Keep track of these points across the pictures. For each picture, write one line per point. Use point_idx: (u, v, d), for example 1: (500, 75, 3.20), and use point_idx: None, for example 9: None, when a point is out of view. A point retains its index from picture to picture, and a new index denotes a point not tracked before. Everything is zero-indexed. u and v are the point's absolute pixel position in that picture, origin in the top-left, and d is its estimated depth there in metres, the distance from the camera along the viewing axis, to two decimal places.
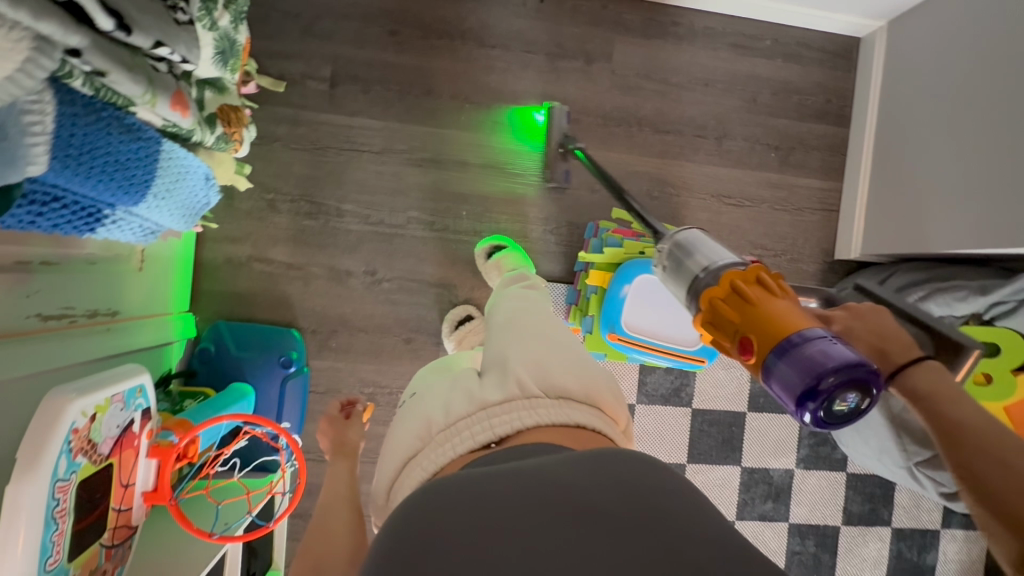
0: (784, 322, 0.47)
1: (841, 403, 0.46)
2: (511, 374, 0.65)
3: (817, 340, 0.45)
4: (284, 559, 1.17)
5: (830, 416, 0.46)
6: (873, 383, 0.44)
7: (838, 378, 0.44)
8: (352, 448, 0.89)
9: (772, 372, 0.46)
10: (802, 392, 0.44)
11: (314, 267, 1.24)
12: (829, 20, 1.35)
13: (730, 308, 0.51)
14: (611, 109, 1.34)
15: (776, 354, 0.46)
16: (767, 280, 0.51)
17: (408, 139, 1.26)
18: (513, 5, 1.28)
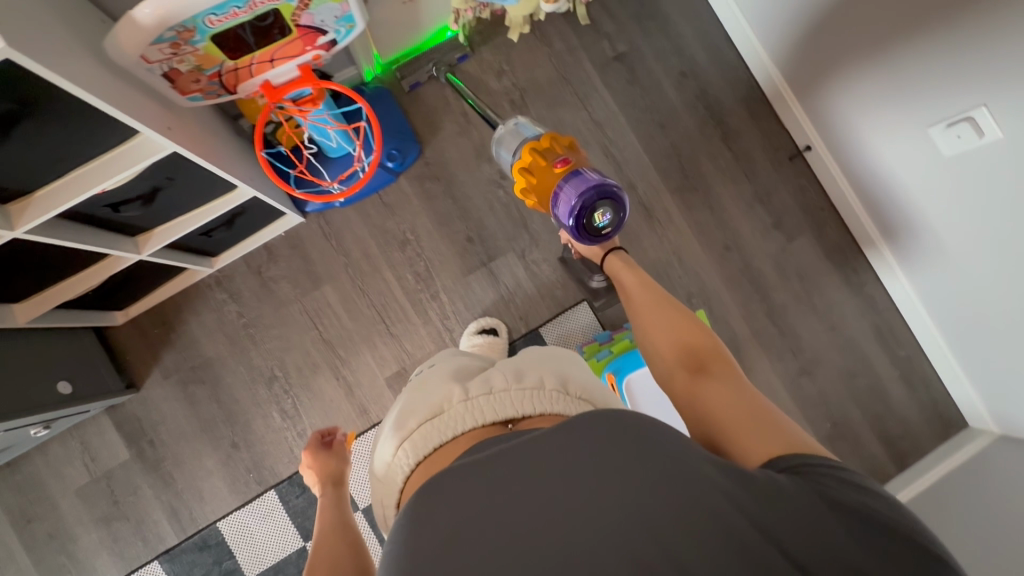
0: (570, 163, 0.89)
1: (601, 216, 0.87)
2: (531, 367, 0.68)
3: (573, 175, 0.87)
4: (226, 261, 1.24)
5: (592, 226, 0.88)
6: (611, 195, 0.85)
7: (589, 191, 0.84)
8: (337, 479, 0.95)
9: (557, 191, 0.87)
10: (574, 211, 0.85)
11: (475, 132, 1.35)
12: (961, 387, 1.38)
13: (539, 163, 0.90)
14: (756, 268, 1.41)
15: (559, 185, 0.87)
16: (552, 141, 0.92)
17: (618, 136, 1.40)
18: (768, 142, 1.42)
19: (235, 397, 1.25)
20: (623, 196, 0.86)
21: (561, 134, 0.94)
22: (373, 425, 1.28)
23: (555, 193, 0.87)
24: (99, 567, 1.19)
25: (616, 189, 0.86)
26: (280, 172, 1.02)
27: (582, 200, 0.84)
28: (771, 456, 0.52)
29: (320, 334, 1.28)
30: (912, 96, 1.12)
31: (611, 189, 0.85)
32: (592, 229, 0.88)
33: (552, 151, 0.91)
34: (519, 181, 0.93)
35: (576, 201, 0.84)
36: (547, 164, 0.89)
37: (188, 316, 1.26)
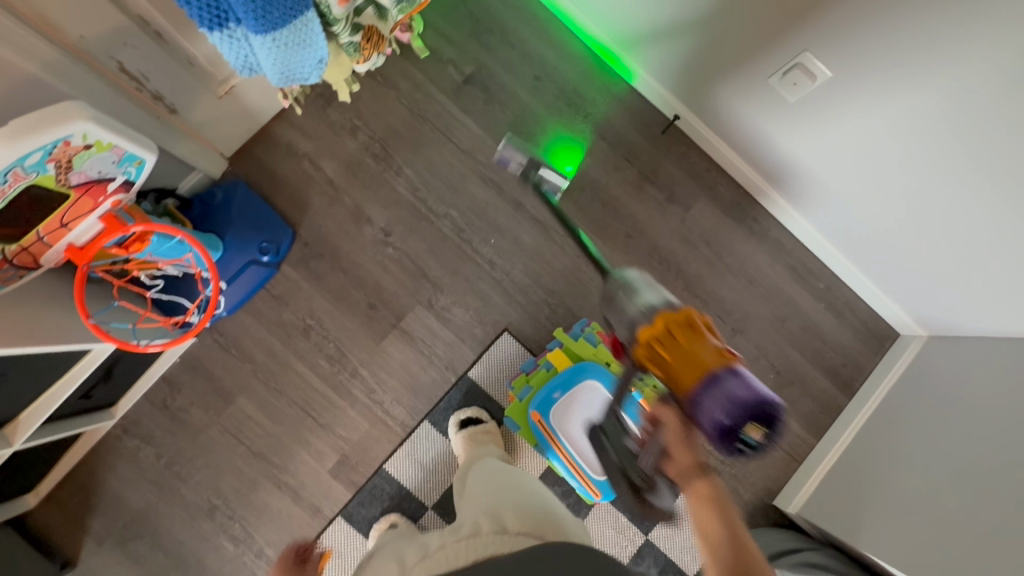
0: (707, 356, 0.69)
1: (750, 434, 0.65)
2: (471, 521, 0.86)
3: (724, 369, 0.68)
4: (124, 408, 1.18)
5: (741, 443, 0.66)
6: (773, 417, 0.65)
7: (751, 409, 0.65)
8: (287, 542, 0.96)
9: (694, 400, 0.68)
10: (721, 423, 0.66)
11: (347, 198, 1.31)
12: (884, 304, 1.41)
13: (673, 339, 0.71)
14: (663, 247, 1.40)
15: (696, 391, 0.68)
16: (693, 320, 0.72)
17: (491, 157, 1.36)
18: (639, 121, 1.42)
19: (180, 540, 1.20)
20: (785, 413, 0.66)
21: (698, 315, 0.73)
22: (331, 522, 1.24)
23: (693, 397, 0.68)
24: None
25: (779, 407, 0.66)
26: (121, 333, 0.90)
27: (731, 412, 0.65)
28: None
29: (248, 448, 1.23)
30: (733, 51, 1.14)
31: (771, 406, 0.65)
32: (745, 447, 0.67)
33: (690, 340, 0.70)
34: (648, 334, 0.73)
35: (724, 420, 0.65)
36: (690, 345, 0.70)
37: (104, 475, 1.19)
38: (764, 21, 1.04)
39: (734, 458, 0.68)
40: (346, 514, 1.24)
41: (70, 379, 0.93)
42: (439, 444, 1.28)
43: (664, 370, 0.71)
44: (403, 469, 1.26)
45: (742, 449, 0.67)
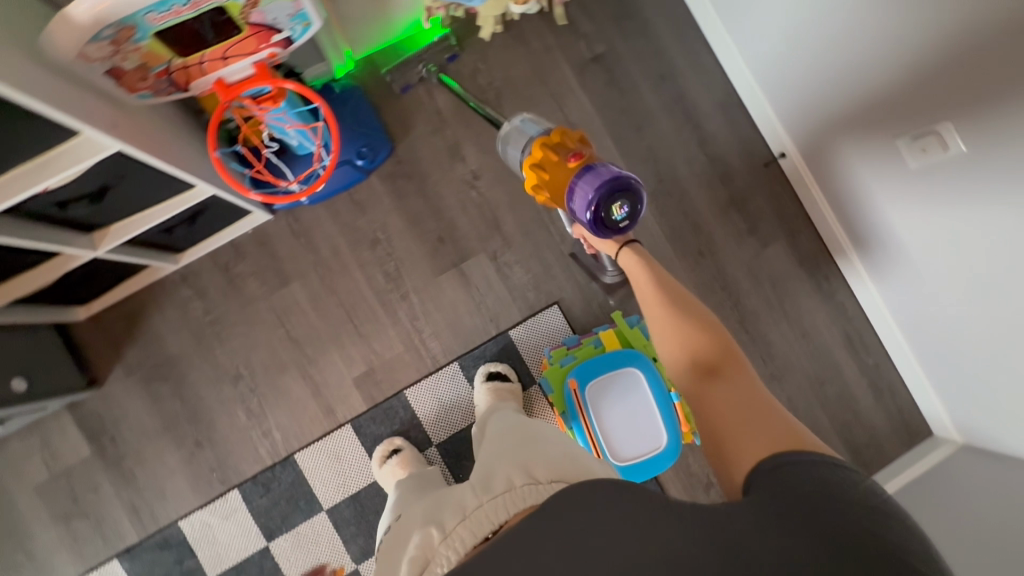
0: (580, 159, 0.84)
1: (615, 210, 0.82)
2: (496, 472, 0.73)
3: (599, 162, 0.83)
4: (191, 258, 1.23)
5: (604, 219, 0.82)
6: (632, 188, 0.80)
7: (605, 185, 0.79)
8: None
9: (570, 188, 0.83)
10: (589, 199, 0.80)
11: (449, 132, 1.34)
12: (927, 397, 1.39)
13: (547, 161, 0.88)
14: (730, 274, 1.41)
15: (574, 182, 0.83)
16: (565, 137, 0.89)
17: (594, 137, 1.39)
18: (744, 149, 1.43)
19: (200, 395, 1.25)
20: (641, 189, 0.81)
21: (574, 133, 0.90)
22: (340, 427, 1.26)
23: (573, 183, 0.83)
24: (57, 564, 1.19)
25: (634, 182, 0.81)
26: (236, 173, 0.98)
27: (595, 193, 0.80)
28: (779, 458, 0.54)
29: (287, 333, 1.27)
30: (876, 103, 1.13)
31: (628, 181, 0.80)
32: (609, 224, 0.83)
33: (559, 154, 0.87)
34: (530, 181, 0.91)
35: (591, 195, 0.79)
36: (563, 159, 0.86)
37: (152, 312, 1.25)
38: (916, 79, 1.05)
39: (611, 236, 0.85)
40: (356, 424, 1.27)
41: (166, 209, 0.97)
42: (461, 388, 1.30)
43: (548, 180, 0.87)
44: (421, 399, 1.29)
45: (615, 227, 0.84)
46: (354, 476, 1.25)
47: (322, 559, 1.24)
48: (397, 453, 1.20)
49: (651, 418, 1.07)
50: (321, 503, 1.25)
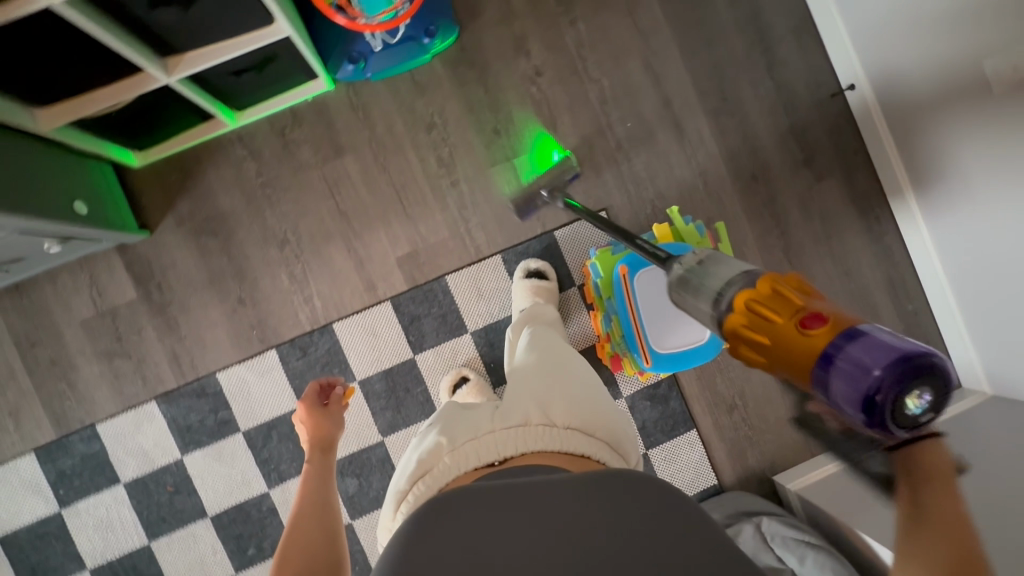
0: (828, 313, 0.50)
1: (915, 399, 0.46)
2: (519, 406, 0.86)
3: (857, 327, 0.48)
4: (251, 117, 1.22)
5: (899, 413, 0.46)
6: (939, 376, 0.46)
7: (908, 367, 0.45)
8: (327, 443, 0.98)
9: (822, 362, 0.48)
10: (865, 390, 0.45)
11: (517, 22, 1.32)
12: (962, 347, 1.39)
13: (767, 312, 0.51)
14: (780, 202, 1.39)
15: (823, 353, 0.48)
16: (780, 285, 0.52)
17: (661, 47, 1.36)
18: (813, 77, 1.39)
19: (247, 255, 1.27)
20: (954, 366, 0.46)
21: (786, 275, 0.54)
22: (379, 302, 1.28)
23: (824, 357, 0.48)
24: (97, 399, 1.23)
25: (943, 360, 0.46)
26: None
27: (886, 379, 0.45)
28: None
29: (336, 205, 1.28)
30: (970, 25, 1.07)
31: (934, 359, 0.46)
32: (899, 419, 0.47)
33: (791, 297, 0.51)
34: (725, 329, 0.55)
35: (875, 375, 0.45)
36: (793, 312, 0.50)
37: (206, 168, 1.26)
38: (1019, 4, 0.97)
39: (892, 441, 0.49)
40: (395, 302, 1.28)
41: (241, 46, 0.97)
42: (501, 281, 1.31)
43: (773, 347, 0.51)
44: (461, 287, 1.30)
45: (896, 427, 0.47)
46: (388, 352, 1.28)
47: (350, 426, 1.27)
48: (468, 382, 1.25)
49: None
50: (354, 373, 1.27)
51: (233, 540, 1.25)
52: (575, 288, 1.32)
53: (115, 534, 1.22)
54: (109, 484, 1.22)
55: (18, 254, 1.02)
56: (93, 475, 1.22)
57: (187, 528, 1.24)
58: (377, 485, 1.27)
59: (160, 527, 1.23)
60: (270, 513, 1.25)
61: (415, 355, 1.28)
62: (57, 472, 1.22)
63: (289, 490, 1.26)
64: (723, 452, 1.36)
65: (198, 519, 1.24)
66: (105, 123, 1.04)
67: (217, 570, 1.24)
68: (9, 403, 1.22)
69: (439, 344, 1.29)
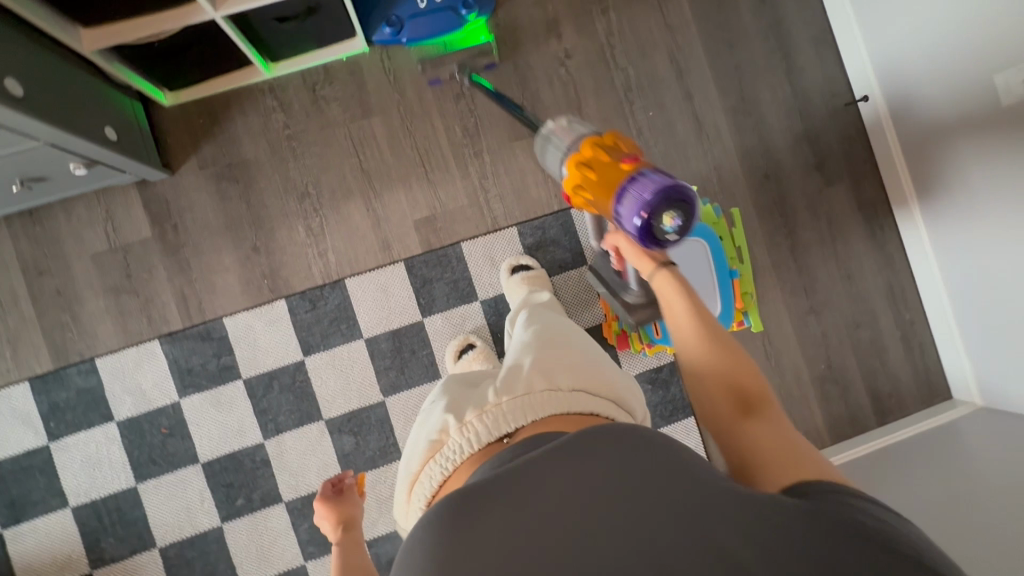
0: (636, 160, 0.79)
1: (667, 219, 0.75)
2: (523, 375, 0.74)
3: (647, 168, 0.78)
4: (286, 70, 1.25)
5: (656, 226, 0.75)
6: (685, 202, 0.75)
7: (662, 192, 0.74)
8: (350, 523, 0.79)
9: (620, 190, 0.77)
10: (640, 207, 0.75)
11: (551, 6, 1.36)
12: (956, 358, 1.42)
13: (597, 159, 0.83)
14: (790, 203, 1.43)
15: (623, 185, 0.77)
16: (615, 144, 0.84)
17: (686, 43, 1.41)
18: (828, 87, 1.45)
19: (266, 204, 1.27)
20: (697, 200, 0.75)
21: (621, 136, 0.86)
22: (393, 263, 1.29)
23: (620, 189, 0.77)
24: (99, 334, 1.22)
25: (691, 194, 0.75)
26: None
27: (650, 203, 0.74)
28: (794, 487, 0.52)
29: (359, 163, 1.30)
30: (985, 38, 1.13)
31: (682, 190, 0.75)
32: (658, 234, 0.76)
33: (612, 155, 0.82)
34: (572, 182, 0.87)
35: (648, 201, 0.74)
36: (615, 157, 0.81)
37: (235, 115, 1.27)
38: None
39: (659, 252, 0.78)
40: (409, 264, 1.29)
41: None
42: (515, 252, 1.33)
43: (594, 182, 0.82)
44: (475, 255, 1.31)
45: (659, 240, 0.76)
46: (398, 312, 1.28)
47: (352, 383, 1.27)
48: (474, 349, 1.25)
49: (707, 286, 1.16)
50: (362, 330, 1.27)
51: (223, 489, 1.23)
52: (586, 266, 1.34)
53: (103, 472, 1.21)
54: (102, 421, 1.21)
55: (43, 172, 1.03)
56: (87, 410, 1.21)
57: (177, 472, 1.22)
58: (373, 445, 1.26)
59: (149, 470, 1.22)
60: (263, 465, 1.24)
61: (424, 318, 1.29)
62: (50, 404, 1.20)
63: (284, 443, 1.24)
64: None
65: (189, 465, 1.22)
66: (144, 53, 1.06)
67: (203, 518, 1.22)
68: (9, 329, 1.21)
69: (448, 310, 1.30)
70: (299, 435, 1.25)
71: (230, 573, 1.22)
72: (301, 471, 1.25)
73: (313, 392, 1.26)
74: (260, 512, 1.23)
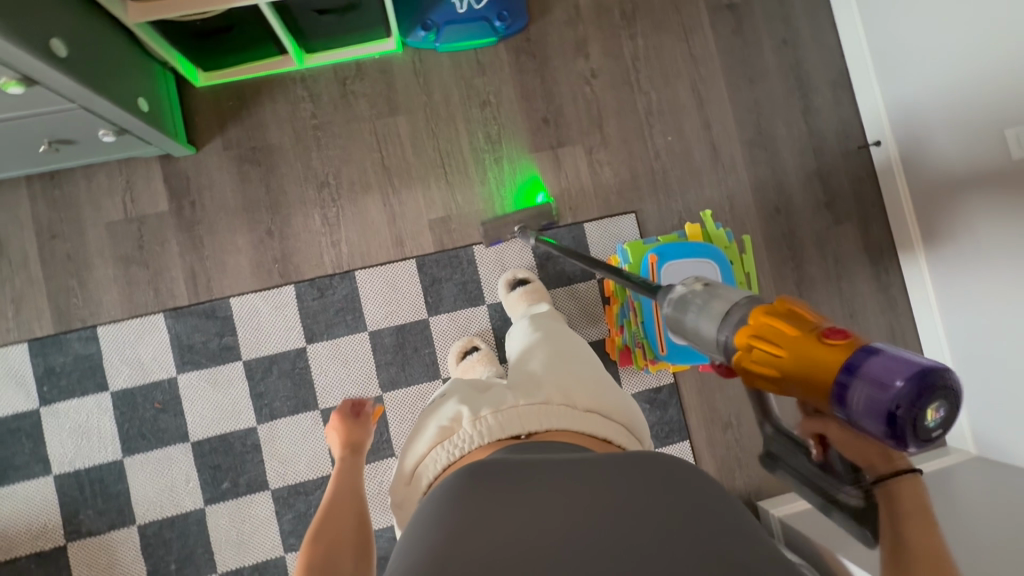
0: (840, 331, 0.43)
1: (930, 413, 0.40)
2: (543, 385, 0.74)
3: (869, 345, 0.41)
4: (320, 62, 1.28)
5: (915, 429, 0.40)
6: (944, 387, 0.40)
7: (923, 370, 0.39)
8: (356, 446, 0.90)
9: (837, 383, 0.41)
10: (875, 407, 0.39)
11: (581, 26, 1.40)
12: None
13: (783, 334, 0.45)
14: (799, 237, 1.46)
15: (834, 384, 0.41)
16: (791, 313, 0.45)
17: (709, 75, 1.45)
18: (842, 129, 1.49)
19: (284, 189, 1.29)
20: (960, 375, 0.40)
21: (790, 300, 0.47)
22: (405, 260, 1.30)
23: (835, 391, 0.41)
24: (104, 302, 1.22)
25: (949, 369, 0.40)
26: None
27: (889, 395, 0.39)
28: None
29: (381, 158, 1.32)
30: (998, 93, 1.17)
31: (937, 369, 0.40)
32: (907, 440, 0.41)
33: (793, 326, 0.44)
34: (739, 354, 0.47)
35: (897, 387, 0.38)
36: (805, 329, 0.44)
37: (264, 101, 1.29)
38: None
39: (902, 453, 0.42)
40: (420, 262, 1.30)
41: None
42: (525, 260, 1.34)
43: (786, 377, 0.44)
44: (486, 259, 1.32)
45: (915, 440, 0.40)
46: (404, 308, 1.29)
47: (352, 375, 1.26)
48: (477, 352, 1.24)
49: None
50: (367, 323, 1.27)
51: (209, 471, 1.21)
52: (595, 280, 1.35)
53: (90, 442, 1.19)
54: (96, 390, 1.20)
55: (71, 135, 1.04)
56: (82, 378, 1.20)
57: (165, 449, 1.20)
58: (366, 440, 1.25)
59: (137, 444, 1.20)
60: (253, 450, 1.22)
61: (429, 317, 1.29)
62: (45, 368, 1.19)
63: (277, 430, 1.23)
64: (712, 468, 1.37)
65: (178, 443, 1.21)
66: (181, 32, 1.08)
67: (186, 499, 1.20)
68: (15, 289, 1.20)
69: (454, 311, 1.30)
70: (293, 423, 1.24)
71: (206, 558, 1.20)
72: (289, 459, 1.23)
73: (312, 380, 1.25)
74: (244, 498, 1.21)
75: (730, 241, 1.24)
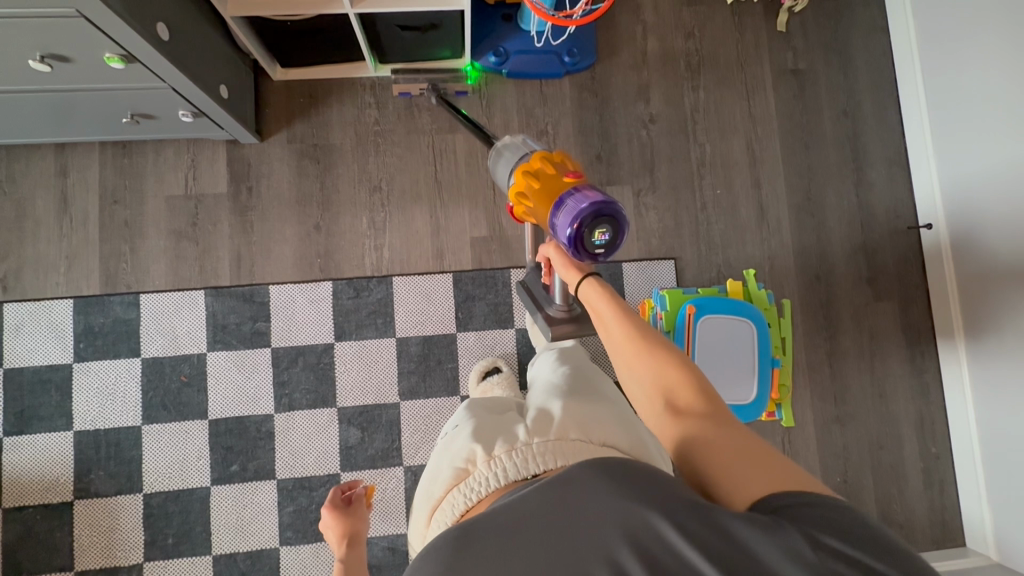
0: (571, 179, 0.68)
1: (598, 233, 0.64)
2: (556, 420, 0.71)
3: (580, 188, 0.65)
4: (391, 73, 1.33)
5: (586, 241, 0.64)
6: (615, 218, 0.64)
7: (596, 201, 0.62)
8: (355, 537, 0.87)
9: (559, 203, 0.65)
10: (572, 220, 0.63)
11: (645, 72, 1.43)
12: (976, 503, 1.37)
13: (540, 178, 0.70)
14: (835, 307, 1.44)
15: (551, 214, 0.66)
16: (551, 163, 0.71)
17: (765, 136, 1.46)
18: (893, 206, 1.48)
19: (338, 188, 1.32)
20: (627, 218, 0.64)
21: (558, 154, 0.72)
22: (442, 272, 1.32)
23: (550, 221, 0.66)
24: (151, 272, 1.26)
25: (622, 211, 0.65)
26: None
27: (576, 218, 0.63)
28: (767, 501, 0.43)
29: (434, 172, 1.35)
30: None
31: (613, 206, 0.63)
32: (586, 249, 0.64)
33: (551, 170, 0.70)
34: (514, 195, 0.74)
35: (578, 220, 0.63)
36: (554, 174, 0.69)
37: (332, 102, 1.34)
38: None
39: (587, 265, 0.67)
40: (456, 277, 1.32)
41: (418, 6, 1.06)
42: None
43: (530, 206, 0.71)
44: (521, 283, 1.33)
45: (590, 253, 0.65)
46: (434, 320, 1.30)
47: (374, 379, 1.27)
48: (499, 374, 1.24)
49: (749, 367, 1.17)
50: (396, 329, 1.29)
51: (221, 451, 1.22)
52: None
53: (113, 404, 1.22)
54: (128, 355, 1.23)
55: (153, 111, 1.09)
56: (117, 340, 1.23)
57: (183, 423, 1.22)
58: (377, 445, 1.25)
59: (158, 414, 1.22)
60: (267, 438, 1.23)
61: (457, 333, 1.30)
62: (85, 326, 1.23)
63: (293, 421, 1.24)
64: None
65: (196, 419, 1.23)
66: (271, 30, 1.14)
67: (194, 475, 1.21)
68: (71, 246, 1.25)
69: (483, 330, 1.31)
70: (308, 417, 1.25)
71: (203, 538, 1.20)
72: (300, 452, 1.24)
73: (334, 377, 1.26)
74: (250, 483, 1.22)
75: (771, 303, 1.23)
